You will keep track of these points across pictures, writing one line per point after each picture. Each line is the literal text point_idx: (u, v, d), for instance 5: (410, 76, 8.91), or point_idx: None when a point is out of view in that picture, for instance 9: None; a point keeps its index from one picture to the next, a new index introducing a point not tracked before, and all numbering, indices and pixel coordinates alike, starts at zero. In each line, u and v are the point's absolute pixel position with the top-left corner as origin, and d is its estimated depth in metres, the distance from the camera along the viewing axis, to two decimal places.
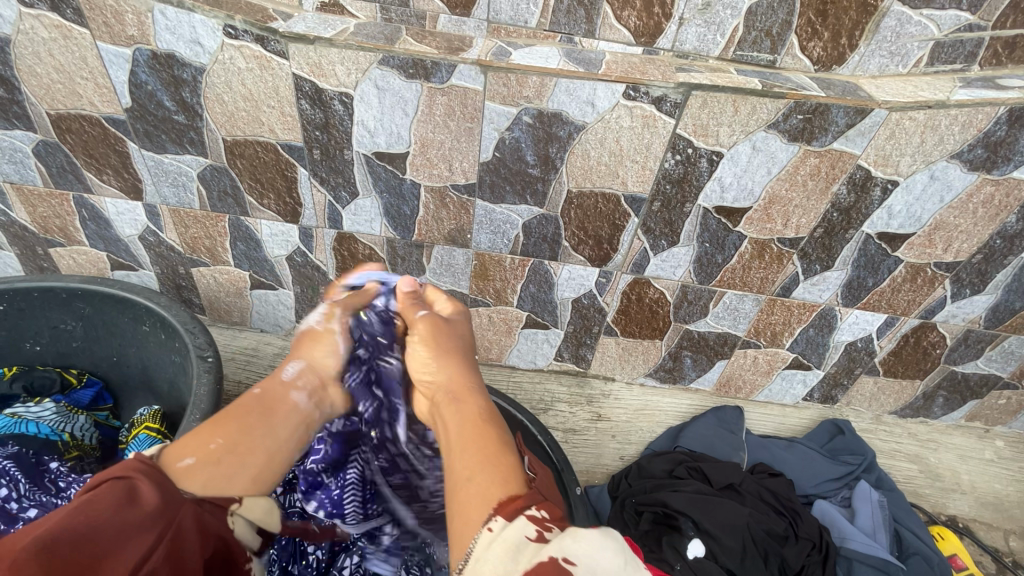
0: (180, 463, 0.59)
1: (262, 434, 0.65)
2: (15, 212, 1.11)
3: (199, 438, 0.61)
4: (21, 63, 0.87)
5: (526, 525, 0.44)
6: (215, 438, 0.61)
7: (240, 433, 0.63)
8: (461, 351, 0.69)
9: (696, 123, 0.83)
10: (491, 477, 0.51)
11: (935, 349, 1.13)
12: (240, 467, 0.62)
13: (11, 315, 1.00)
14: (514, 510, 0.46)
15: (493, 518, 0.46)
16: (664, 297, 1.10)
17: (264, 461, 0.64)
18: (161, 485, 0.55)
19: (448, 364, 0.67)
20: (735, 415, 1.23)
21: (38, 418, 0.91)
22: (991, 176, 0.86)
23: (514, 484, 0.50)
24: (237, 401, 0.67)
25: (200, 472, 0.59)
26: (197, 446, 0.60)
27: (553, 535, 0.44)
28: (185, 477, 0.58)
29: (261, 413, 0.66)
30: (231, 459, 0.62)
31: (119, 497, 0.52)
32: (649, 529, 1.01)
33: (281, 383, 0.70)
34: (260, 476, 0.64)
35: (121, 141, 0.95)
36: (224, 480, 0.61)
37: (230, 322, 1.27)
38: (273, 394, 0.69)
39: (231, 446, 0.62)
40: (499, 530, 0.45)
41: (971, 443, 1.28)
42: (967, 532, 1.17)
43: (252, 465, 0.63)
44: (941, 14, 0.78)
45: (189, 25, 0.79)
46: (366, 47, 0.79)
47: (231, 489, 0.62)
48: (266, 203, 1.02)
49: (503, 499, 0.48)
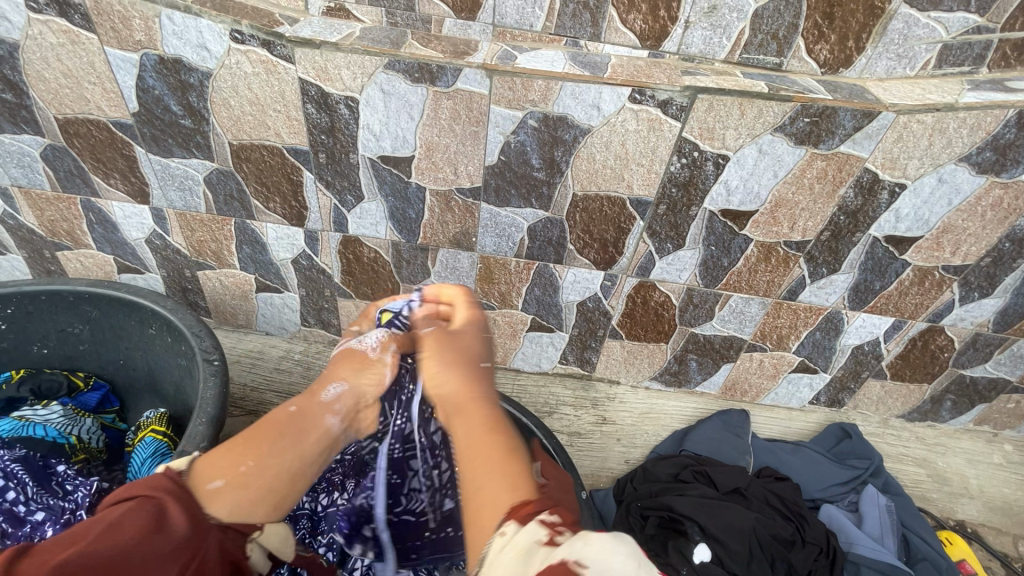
0: (209, 485, 0.58)
1: (293, 455, 0.62)
2: (23, 216, 1.11)
3: (230, 458, 0.60)
4: (30, 69, 0.87)
5: (537, 529, 0.45)
6: (247, 460, 0.59)
7: (275, 455, 0.61)
8: (474, 357, 0.68)
9: (702, 126, 0.83)
10: (501, 485, 0.52)
11: (943, 352, 1.13)
12: (268, 493, 0.60)
13: (19, 318, 1.00)
14: (526, 516, 0.47)
15: (505, 523, 0.47)
16: (669, 300, 1.10)
17: (288, 483, 0.61)
18: (189, 513, 0.57)
19: (457, 370, 0.65)
20: (740, 418, 1.23)
21: (45, 421, 0.92)
22: (1000, 178, 0.85)
23: (523, 491, 0.51)
24: (272, 414, 0.65)
25: (227, 494, 0.58)
26: (230, 467, 0.59)
27: (564, 538, 0.44)
28: (213, 498, 0.58)
29: (293, 434, 0.63)
30: (259, 483, 0.59)
31: (143, 522, 0.53)
32: (654, 534, 1.00)
33: (322, 404, 0.67)
34: (282, 501, 0.61)
35: (128, 146, 0.96)
36: (253, 504, 0.59)
37: (235, 325, 1.27)
38: (310, 416, 0.65)
39: (264, 468, 0.60)
40: (510, 534, 0.46)
41: (979, 447, 1.27)
42: (975, 537, 1.16)
43: (279, 490, 0.60)
44: (949, 17, 0.78)
45: (196, 30, 0.80)
46: (371, 51, 0.79)
47: (256, 514, 0.60)
48: (272, 207, 1.02)
49: (515, 505, 0.49)
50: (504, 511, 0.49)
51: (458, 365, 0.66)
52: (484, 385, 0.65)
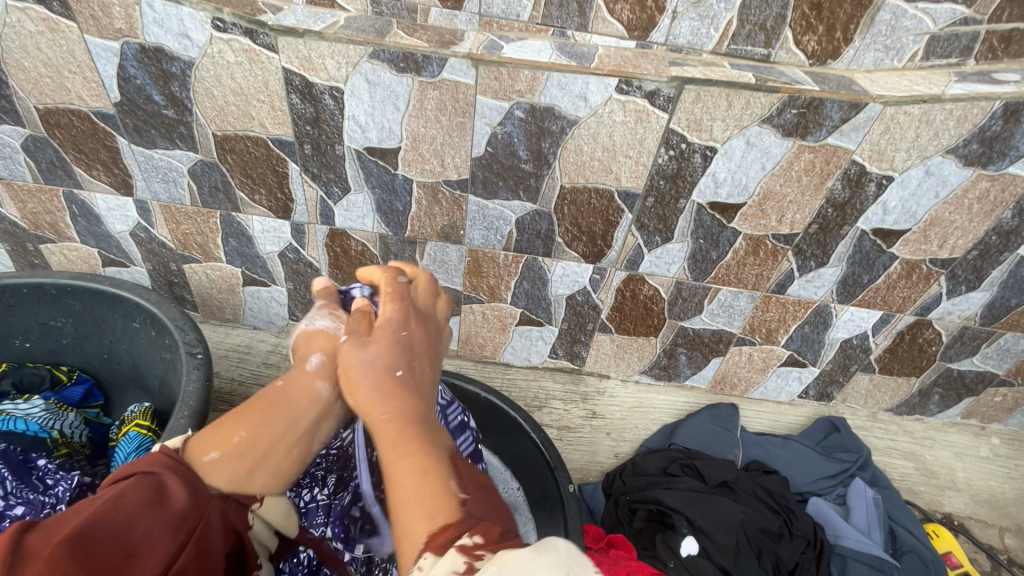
0: (205, 458, 0.61)
1: (288, 424, 0.67)
2: (5, 208, 1.10)
3: (223, 432, 0.63)
4: (9, 57, 0.86)
5: (455, 557, 0.41)
6: (240, 431, 0.64)
7: (267, 428, 0.65)
8: (389, 364, 0.66)
9: (690, 117, 0.82)
10: (422, 509, 0.48)
11: (931, 346, 1.13)
12: (265, 460, 0.64)
13: (0, 311, 0.99)
14: (444, 543, 0.44)
15: (423, 555, 0.44)
16: (658, 294, 1.10)
17: (285, 453, 0.66)
18: (189, 484, 0.57)
19: (370, 386, 0.63)
20: (730, 412, 1.23)
21: (27, 415, 0.91)
22: (986, 171, 0.85)
23: (444, 513, 0.47)
24: (263, 391, 0.70)
25: (225, 465, 0.61)
26: (222, 441, 0.62)
27: (482, 563, 0.40)
28: (210, 470, 0.60)
29: (284, 404, 0.68)
30: (256, 452, 0.64)
31: (147, 494, 0.53)
32: (642, 527, 1.00)
33: (308, 375, 0.70)
34: (281, 468, 0.66)
35: (110, 136, 0.94)
36: (249, 472, 0.63)
37: (222, 319, 1.26)
38: (299, 385, 0.70)
39: (257, 439, 0.64)
40: (427, 567, 0.42)
41: (967, 441, 1.28)
42: (962, 530, 1.16)
43: (274, 456, 0.65)
44: (936, 8, 0.77)
45: (177, 18, 0.78)
46: (356, 40, 0.78)
47: (252, 485, 0.63)
48: (257, 199, 1.01)
49: (435, 530, 0.46)
50: (423, 541, 0.45)
51: (373, 373, 0.65)
52: (398, 396, 0.62)
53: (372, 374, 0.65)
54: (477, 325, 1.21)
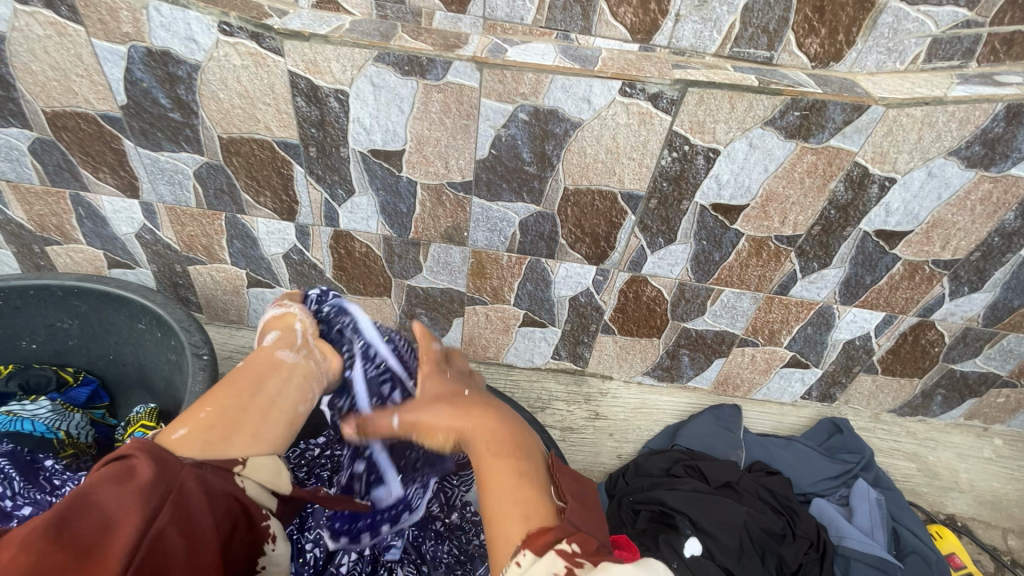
0: (175, 434, 0.59)
1: (255, 391, 0.68)
2: (11, 210, 1.10)
3: (188, 414, 0.63)
4: (17, 61, 0.87)
5: (555, 559, 0.45)
6: (203, 407, 0.63)
7: (234, 398, 0.66)
8: (460, 394, 0.73)
9: (693, 120, 0.83)
10: (518, 514, 0.51)
11: (934, 347, 1.13)
12: (238, 424, 0.63)
13: (7, 313, 1.00)
14: (545, 544, 0.47)
15: (522, 552, 0.47)
16: (661, 295, 1.10)
17: (261, 413, 0.66)
18: (156, 457, 0.54)
19: (457, 412, 0.67)
20: (732, 413, 1.23)
21: (34, 416, 0.91)
22: (989, 173, 0.85)
23: (539, 518, 0.50)
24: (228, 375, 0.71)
25: (193, 437, 0.59)
26: (189, 418, 0.62)
27: (584, 569, 0.43)
28: (180, 445, 0.58)
29: (252, 376, 0.70)
30: (225, 420, 0.63)
31: (111, 473, 0.52)
32: (646, 528, 1.01)
33: (264, 349, 0.76)
34: (260, 431, 0.64)
35: (117, 139, 0.95)
36: (221, 440, 0.61)
37: (227, 320, 1.27)
38: (260, 356, 0.74)
39: (223, 410, 0.64)
40: (527, 565, 0.45)
41: (969, 442, 1.28)
42: (965, 531, 1.16)
43: (250, 417, 0.65)
44: (938, 10, 0.78)
45: (184, 22, 0.79)
46: (361, 44, 0.79)
47: (231, 448, 0.61)
48: (262, 201, 1.02)
49: (532, 533, 0.49)
50: (522, 541, 0.48)
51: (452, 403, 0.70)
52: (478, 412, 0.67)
53: (455, 405, 0.69)
54: (480, 326, 1.21)
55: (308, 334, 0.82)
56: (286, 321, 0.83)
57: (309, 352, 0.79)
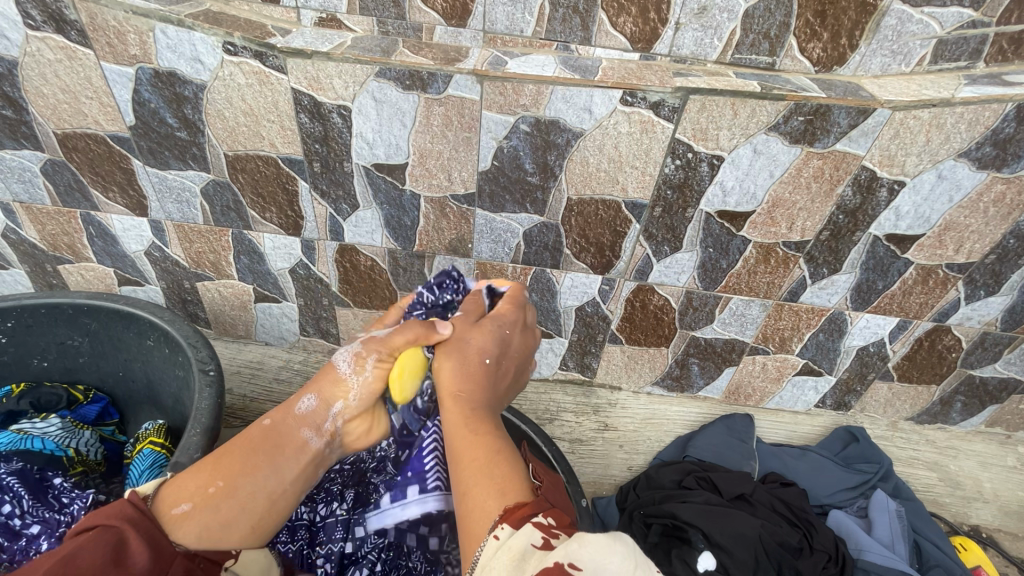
0: (175, 509, 0.62)
1: (267, 473, 0.67)
2: (25, 230, 1.13)
3: (196, 482, 0.64)
4: (29, 85, 0.89)
5: (532, 530, 0.45)
6: (216, 480, 0.64)
7: (246, 475, 0.65)
8: (485, 350, 0.68)
9: (695, 127, 0.82)
10: (490, 487, 0.51)
11: (951, 352, 1.10)
12: (242, 511, 0.65)
13: (19, 333, 1.01)
14: (521, 518, 0.47)
15: (499, 526, 0.47)
16: (668, 304, 1.09)
17: (265, 503, 0.66)
18: (149, 541, 0.58)
19: (462, 359, 0.67)
20: (744, 423, 1.21)
21: (44, 434, 0.92)
22: (1002, 174, 0.84)
23: (517, 492, 0.50)
24: (246, 432, 0.70)
25: (193, 518, 0.62)
26: (196, 490, 0.64)
27: (559, 541, 0.44)
28: (178, 524, 0.62)
29: (268, 451, 0.68)
30: (230, 504, 0.64)
31: (104, 554, 0.55)
32: (658, 541, 0.98)
33: (295, 418, 0.71)
34: (258, 525, 0.66)
35: (125, 159, 0.97)
36: (220, 525, 0.63)
37: (235, 336, 1.27)
38: (286, 429, 0.70)
39: (234, 489, 0.64)
40: (505, 537, 0.45)
41: (992, 450, 1.24)
42: (991, 543, 1.12)
43: (251, 510, 0.65)
44: (943, 12, 0.77)
45: (190, 43, 0.80)
46: (362, 60, 0.80)
47: (227, 538, 0.64)
48: (268, 217, 1.03)
49: (512, 505, 0.49)
50: (499, 515, 0.48)
51: (469, 356, 0.67)
52: (478, 382, 0.65)
53: (466, 359, 0.67)
54: None
55: (345, 417, 0.74)
56: (336, 386, 0.74)
57: (331, 439, 0.73)
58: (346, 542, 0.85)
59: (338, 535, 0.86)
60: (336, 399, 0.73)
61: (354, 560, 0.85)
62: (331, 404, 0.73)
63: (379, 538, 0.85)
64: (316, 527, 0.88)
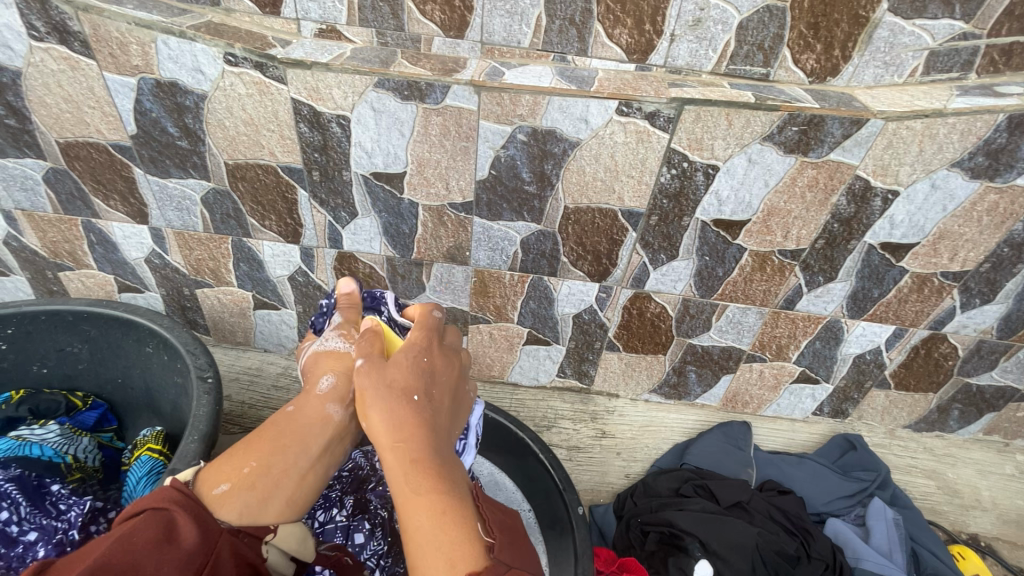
0: (216, 490, 0.62)
1: (300, 449, 0.66)
2: (26, 237, 1.13)
3: (232, 463, 0.64)
4: (32, 95, 0.90)
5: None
6: (249, 461, 0.64)
7: (278, 454, 0.65)
8: (408, 388, 0.64)
9: (690, 137, 0.83)
10: (438, 556, 0.49)
11: (947, 360, 1.11)
12: (277, 488, 0.64)
13: (19, 339, 1.02)
14: None
15: None
16: (665, 312, 1.09)
17: (298, 479, 0.65)
18: (197, 519, 0.58)
19: (388, 408, 0.61)
20: (742, 431, 1.21)
21: (42, 440, 0.92)
22: (995, 183, 0.84)
23: (467, 561, 0.48)
24: (273, 420, 0.69)
25: (234, 496, 0.62)
26: (232, 471, 0.63)
27: None
28: (222, 503, 0.61)
29: (292, 430, 0.68)
30: (266, 481, 0.63)
31: (157, 531, 0.54)
32: (655, 550, 0.98)
33: (314, 398, 0.70)
34: (294, 498, 0.65)
35: (127, 167, 0.98)
36: (260, 502, 0.62)
37: (234, 342, 1.28)
38: (307, 409, 0.69)
39: (267, 467, 0.64)
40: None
41: (990, 458, 1.24)
42: (989, 552, 1.12)
43: (287, 483, 0.64)
44: (934, 24, 0.78)
45: (191, 54, 0.82)
46: (361, 70, 0.81)
47: (266, 514, 0.63)
48: (267, 224, 1.04)
49: None
50: None
51: (393, 404, 0.62)
52: (415, 427, 0.60)
53: (393, 408, 0.61)
54: (484, 346, 1.21)
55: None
56: (340, 359, 0.74)
57: (357, 408, 0.70)
58: (345, 549, 0.86)
59: (339, 541, 0.86)
60: (352, 366, 0.72)
61: None
62: (348, 372, 0.72)
63: (379, 544, 0.87)
64: (313, 533, 0.87)
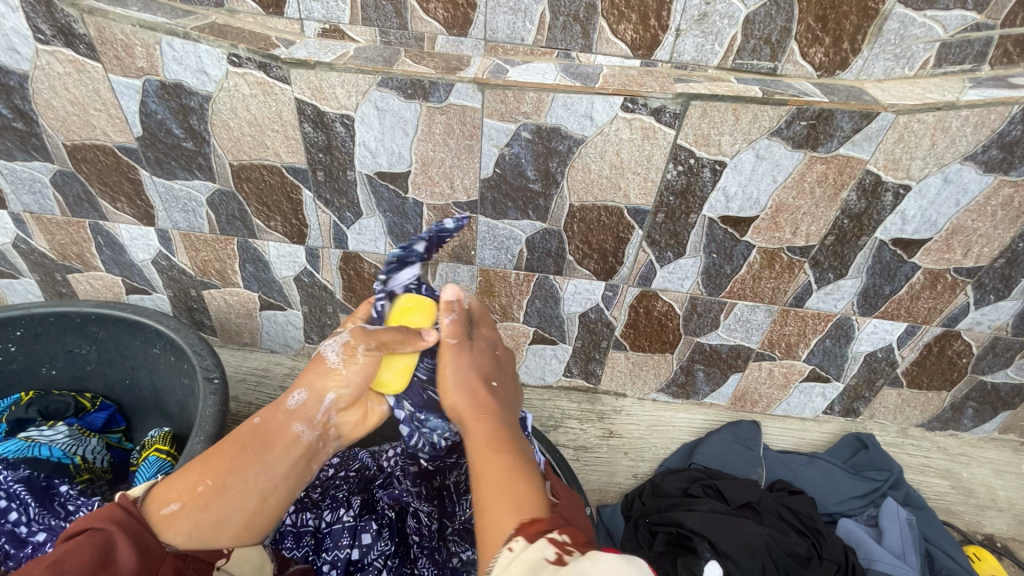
0: (164, 510, 0.64)
1: (258, 470, 0.70)
2: (35, 240, 1.14)
3: (187, 481, 0.66)
4: (39, 98, 0.90)
5: (546, 546, 0.48)
6: (204, 480, 0.67)
7: (235, 472, 0.68)
8: (484, 375, 0.77)
9: (697, 133, 0.82)
10: (506, 505, 0.55)
11: (961, 358, 1.09)
12: (232, 510, 0.67)
13: (28, 341, 1.02)
14: (536, 532, 0.50)
15: (514, 538, 0.50)
16: (672, 310, 1.08)
17: (257, 501, 0.69)
18: (139, 543, 0.60)
19: (472, 393, 0.74)
20: (751, 430, 1.19)
21: (51, 441, 0.93)
22: (1009, 177, 0.83)
23: (530, 509, 0.54)
24: (238, 431, 0.73)
25: (184, 516, 0.64)
26: (186, 490, 0.66)
27: (570, 557, 0.46)
28: (168, 524, 0.63)
29: (260, 445, 0.72)
30: (219, 501, 0.66)
31: (95, 552, 0.55)
32: (663, 551, 0.97)
33: (282, 412, 0.75)
34: (250, 522, 0.69)
35: (133, 169, 0.98)
36: (209, 526, 0.65)
37: (241, 343, 1.28)
38: (275, 424, 0.74)
39: (223, 487, 0.67)
40: (518, 550, 0.49)
41: (1005, 457, 1.22)
42: (1006, 552, 1.10)
43: (240, 509, 0.68)
44: (946, 14, 0.76)
45: (195, 55, 0.82)
46: (364, 70, 0.80)
47: (215, 538, 0.66)
48: (273, 225, 1.04)
49: (527, 520, 0.52)
50: (514, 529, 0.52)
51: (472, 383, 0.75)
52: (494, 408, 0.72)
53: (473, 389, 0.74)
54: None
55: (337, 407, 0.78)
56: (325, 372, 0.77)
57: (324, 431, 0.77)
58: (353, 549, 0.86)
59: (346, 542, 0.86)
60: (328, 390, 0.76)
61: (360, 566, 0.86)
62: (322, 396, 0.76)
63: (386, 545, 0.88)
64: (322, 532, 0.88)
